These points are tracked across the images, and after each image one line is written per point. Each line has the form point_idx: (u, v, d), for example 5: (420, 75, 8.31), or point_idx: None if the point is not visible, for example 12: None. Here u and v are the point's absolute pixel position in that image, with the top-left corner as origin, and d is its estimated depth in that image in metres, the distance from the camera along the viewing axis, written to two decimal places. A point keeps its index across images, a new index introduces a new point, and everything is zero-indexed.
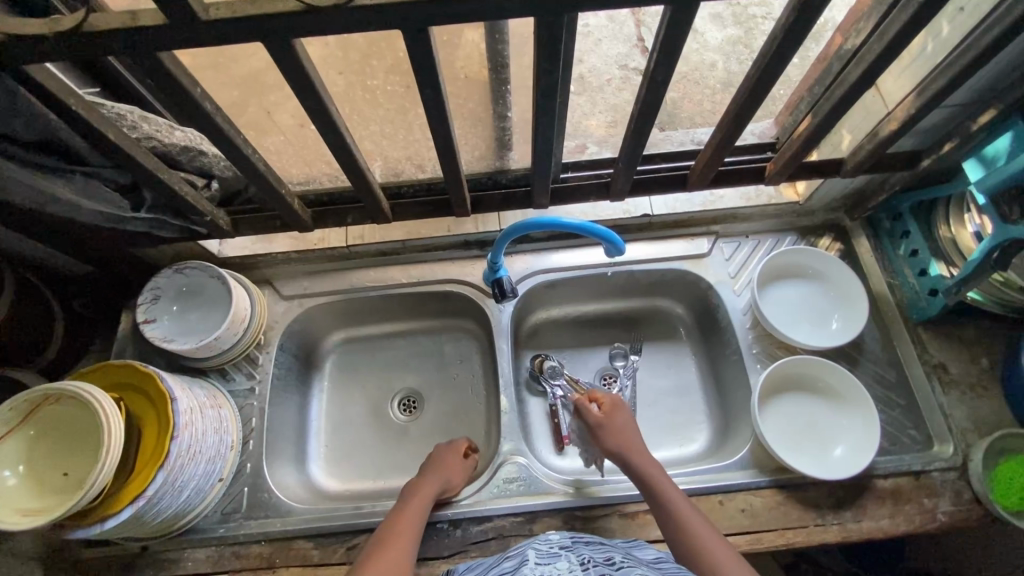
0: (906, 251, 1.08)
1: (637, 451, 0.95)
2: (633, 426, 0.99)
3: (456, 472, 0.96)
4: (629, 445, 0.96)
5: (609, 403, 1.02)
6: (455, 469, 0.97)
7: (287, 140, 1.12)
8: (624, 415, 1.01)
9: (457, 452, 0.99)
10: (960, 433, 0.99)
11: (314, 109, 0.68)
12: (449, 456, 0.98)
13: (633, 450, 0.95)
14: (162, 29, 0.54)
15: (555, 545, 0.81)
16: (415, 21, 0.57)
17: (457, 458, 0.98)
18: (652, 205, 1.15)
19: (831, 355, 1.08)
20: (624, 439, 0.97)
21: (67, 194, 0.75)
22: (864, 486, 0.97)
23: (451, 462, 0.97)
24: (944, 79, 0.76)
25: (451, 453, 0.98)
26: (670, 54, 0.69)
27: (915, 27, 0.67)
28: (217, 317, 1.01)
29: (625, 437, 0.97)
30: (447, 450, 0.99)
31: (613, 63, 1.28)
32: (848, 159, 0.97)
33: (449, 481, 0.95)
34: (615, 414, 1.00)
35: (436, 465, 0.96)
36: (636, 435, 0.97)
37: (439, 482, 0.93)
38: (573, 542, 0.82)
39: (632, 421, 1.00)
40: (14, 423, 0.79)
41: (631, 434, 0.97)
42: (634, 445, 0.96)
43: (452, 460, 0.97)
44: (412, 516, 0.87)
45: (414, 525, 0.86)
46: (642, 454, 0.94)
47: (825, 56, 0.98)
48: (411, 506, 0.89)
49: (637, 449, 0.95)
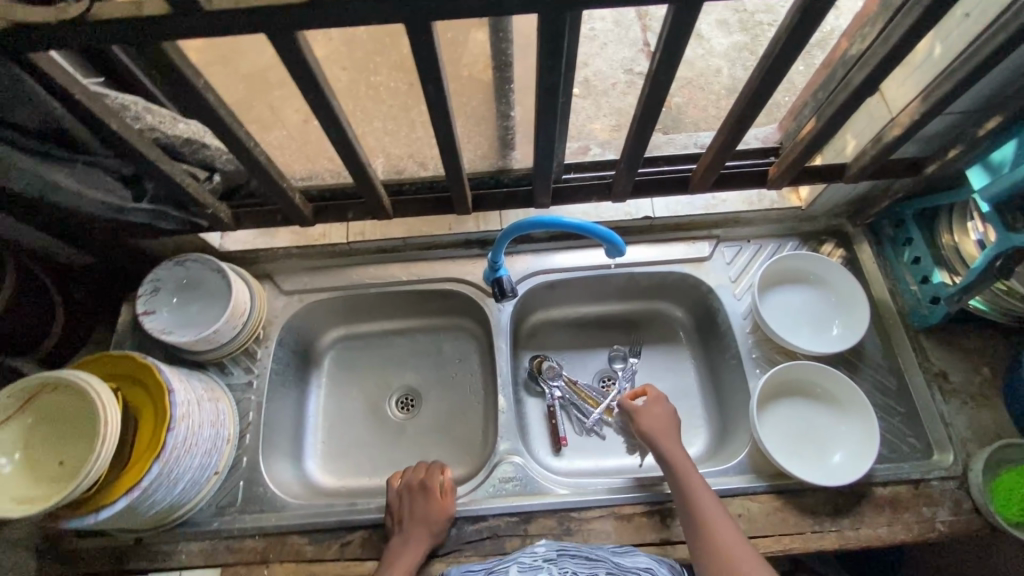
0: (908, 258, 1.07)
1: (671, 440, 0.94)
2: (673, 420, 0.98)
3: (436, 525, 0.92)
4: (666, 434, 0.95)
5: (654, 396, 1.00)
6: (432, 519, 0.92)
7: (290, 136, 1.12)
8: (667, 407, 0.99)
9: (437, 500, 0.94)
10: (961, 442, 0.99)
11: (317, 102, 0.68)
12: (428, 509, 0.92)
13: (666, 437, 0.94)
14: (166, 19, 0.55)
15: (539, 558, 0.89)
16: (419, 15, 0.57)
17: (436, 506, 0.93)
18: (654, 208, 1.15)
19: (831, 361, 1.07)
20: (659, 426, 0.96)
21: (70, 183, 0.75)
22: (863, 493, 0.96)
23: (432, 514, 0.92)
24: (949, 84, 0.76)
25: (430, 503, 0.93)
26: (674, 54, 0.68)
27: (920, 30, 0.67)
28: (216, 310, 1.01)
29: (660, 425, 0.96)
30: (425, 500, 0.93)
31: (618, 68, 1.28)
32: (851, 164, 0.97)
33: (430, 536, 0.91)
34: (658, 407, 0.99)
35: (415, 523, 0.90)
36: (672, 426, 0.97)
37: (421, 544, 0.90)
38: (559, 554, 0.90)
39: (672, 414, 0.99)
40: (13, 409, 0.80)
41: (668, 426, 0.97)
42: (668, 434, 0.95)
43: (431, 511, 0.92)
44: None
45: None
46: (674, 443, 0.94)
47: (831, 61, 0.97)
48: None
49: (671, 437, 0.95)
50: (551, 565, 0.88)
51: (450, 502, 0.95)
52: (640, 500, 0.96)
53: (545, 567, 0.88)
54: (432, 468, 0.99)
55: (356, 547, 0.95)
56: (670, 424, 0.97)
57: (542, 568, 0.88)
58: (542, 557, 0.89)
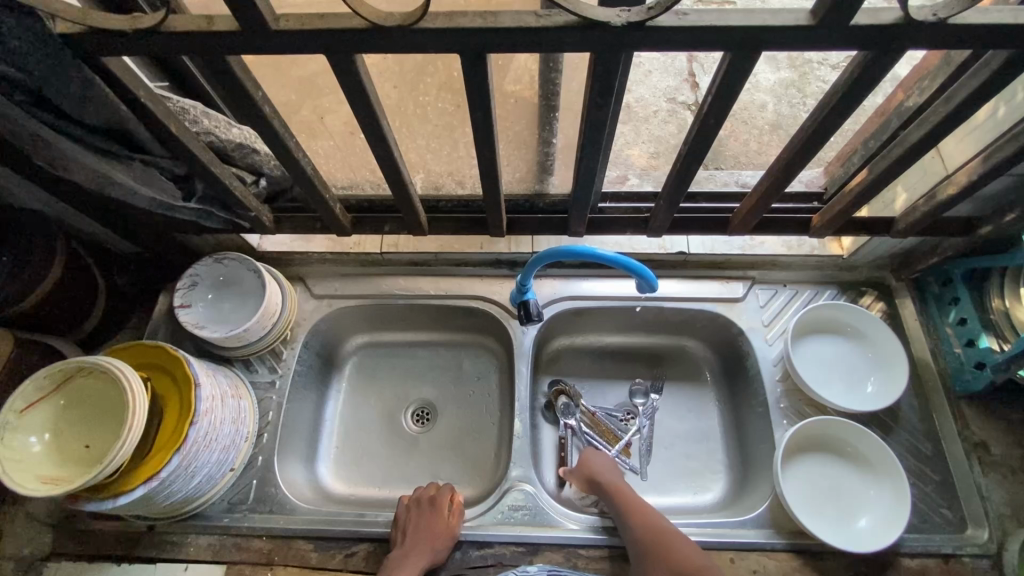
0: (954, 319, 1.03)
1: (600, 466, 0.98)
2: (610, 464, 0.99)
3: (440, 543, 0.91)
4: (593, 464, 0.99)
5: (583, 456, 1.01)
6: (440, 536, 0.91)
7: (335, 144, 1.15)
8: (602, 454, 1.02)
9: (445, 518, 0.93)
10: (997, 518, 0.93)
11: (366, 119, 0.70)
12: (437, 525, 0.92)
13: (594, 468, 0.98)
14: (234, 35, 0.57)
15: None
16: (476, 47, 0.58)
17: (443, 524, 0.92)
18: (689, 244, 1.12)
19: (863, 419, 1.03)
20: (586, 462, 1.00)
21: (126, 178, 0.78)
22: (888, 562, 0.91)
23: (441, 528, 0.92)
24: (1012, 147, 0.73)
25: (439, 519, 0.93)
26: (727, 98, 0.67)
27: (987, 92, 0.65)
28: (249, 309, 1.04)
29: (588, 457, 1.01)
30: (435, 515, 0.93)
31: (661, 95, 1.27)
32: (900, 218, 0.94)
33: (432, 553, 0.89)
34: (592, 458, 1.00)
35: (421, 537, 0.89)
36: (611, 462, 1.00)
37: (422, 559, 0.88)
38: None
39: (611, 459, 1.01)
40: (48, 389, 0.81)
41: (611, 470, 0.98)
42: (594, 463, 0.99)
43: (436, 525, 0.91)
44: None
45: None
46: (620, 483, 0.95)
47: (885, 111, 0.95)
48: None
49: (599, 466, 0.99)
50: None
51: (457, 522, 0.94)
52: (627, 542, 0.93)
53: None
54: (438, 486, 0.99)
55: (359, 559, 0.95)
56: (599, 455, 1.01)
57: None
58: None
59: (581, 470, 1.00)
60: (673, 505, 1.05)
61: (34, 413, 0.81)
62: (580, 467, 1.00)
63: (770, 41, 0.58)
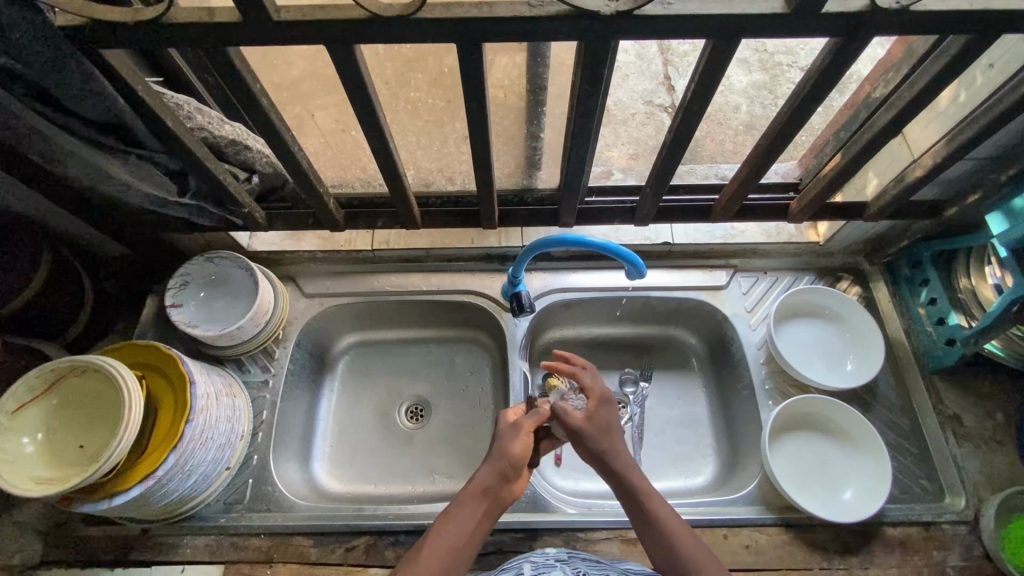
0: (924, 299, 1.08)
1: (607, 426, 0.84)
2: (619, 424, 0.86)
3: (514, 445, 0.80)
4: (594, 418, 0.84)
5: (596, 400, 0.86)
6: (518, 444, 0.81)
7: (325, 143, 1.16)
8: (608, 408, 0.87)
9: (514, 422, 0.84)
10: (973, 486, 0.98)
11: (363, 111, 0.72)
12: (507, 432, 0.83)
13: (601, 431, 0.83)
14: (238, 26, 0.58)
15: (551, 558, 0.87)
16: (472, 37, 0.61)
17: (513, 429, 0.82)
18: (673, 234, 1.16)
19: (842, 397, 1.07)
20: (591, 414, 0.84)
21: (120, 172, 0.78)
22: (872, 532, 0.95)
23: (518, 438, 0.81)
24: (971, 131, 0.78)
25: (508, 427, 0.84)
26: (708, 86, 0.71)
27: (948, 76, 0.70)
28: (242, 307, 1.04)
29: (595, 413, 0.84)
30: (503, 425, 0.84)
31: (639, 99, 1.32)
32: (872, 202, 0.99)
33: (506, 461, 0.79)
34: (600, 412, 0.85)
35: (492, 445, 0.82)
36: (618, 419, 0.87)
37: (492, 470, 0.79)
38: (570, 556, 0.87)
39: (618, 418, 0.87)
40: (40, 389, 0.81)
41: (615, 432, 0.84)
42: (602, 421, 0.84)
43: (506, 433, 0.82)
44: (448, 546, 0.74)
45: (456, 557, 0.74)
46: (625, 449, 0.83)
47: (853, 103, 1.00)
48: (439, 532, 0.76)
49: (602, 426, 0.83)
50: (564, 564, 0.85)
51: (533, 423, 0.82)
52: (626, 525, 0.96)
53: (557, 566, 0.85)
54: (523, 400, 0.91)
55: (360, 553, 0.95)
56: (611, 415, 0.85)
57: (555, 567, 0.85)
58: (553, 557, 0.87)
59: (583, 422, 0.83)
60: (665, 490, 1.07)
61: (26, 413, 0.80)
62: (585, 418, 0.83)
63: (748, 30, 0.62)
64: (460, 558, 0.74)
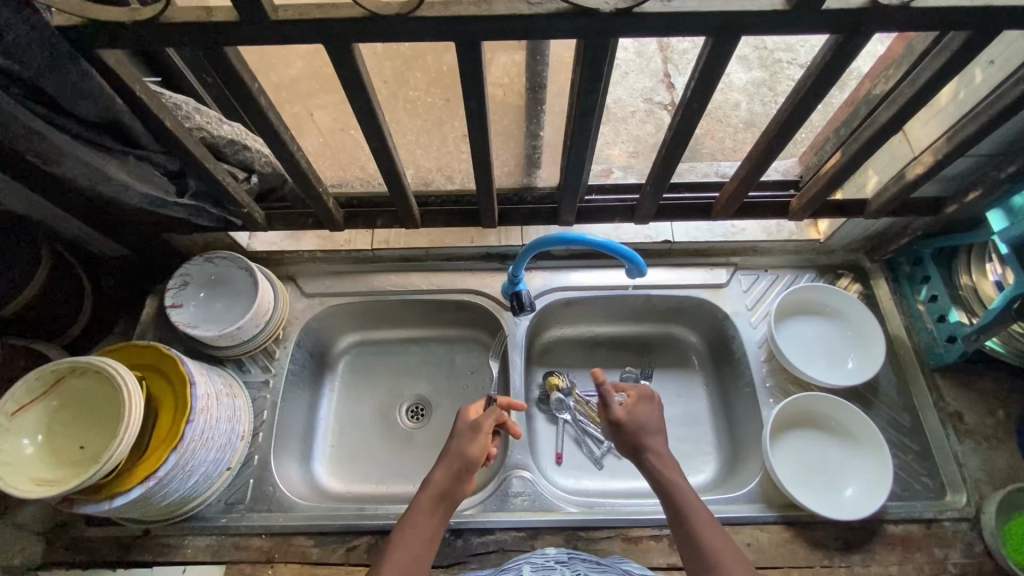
0: (925, 296, 1.08)
1: (648, 422, 0.88)
2: (658, 423, 0.89)
3: (469, 445, 0.84)
4: (637, 414, 0.88)
5: (637, 399, 0.91)
6: (470, 443, 0.85)
7: (324, 143, 1.16)
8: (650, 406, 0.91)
9: (471, 422, 0.88)
10: (974, 483, 0.98)
11: (361, 110, 0.72)
12: (465, 432, 0.87)
13: (643, 427, 0.87)
14: (236, 25, 0.58)
15: (551, 559, 0.87)
16: (470, 35, 0.60)
17: (468, 429, 0.87)
18: (673, 232, 1.16)
19: (843, 394, 1.07)
20: (632, 409, 0.89)
21: (119, 173, 0.78)
22: (874, 529, 0.95)
23: (472, 439, 0.85)
24: (973, 126, 0.78)
25: (466, 427, 0.88)
26: (708, 84, 0.71)
27: (948, 73, 0.69)
28: (242, 307, 1.04)
29: (636, 409, 0.89)
30: (462, 424, 0.88)
31: (638, 96, 1.32)
32: (873, 199, 0.99)
33: (460, 459, 0.83)
34: (641, 409, 0.89)
35: (445, 447, 0.86)
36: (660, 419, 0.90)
37: (447, 472, 0.82)
38: (570, 557, 0.87)
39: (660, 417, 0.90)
40: (40, 391, 0.81)
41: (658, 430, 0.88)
42: (643, 418, 0.88)
43: (461, 434, 0.87)
44: (416, 549, 0.76)
45: (420, 557, 0.76)
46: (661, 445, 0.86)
47: (853, 100, 1.00)
48: (407, 537, 0.77)
49: (645, 421, 0.88)
50: (564, 566, 0.85)
51: (491, 423, 0.87)
52: (628, 523, 0.96)
53: (557, 568, 0.85)
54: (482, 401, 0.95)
55: (362, 552, 0.95)
56: (653, 412, 0.89)
57: (555, 569, 0.85)
58: (554, 559, 0.87)
59: (626, 416, 0.88)
60: None
61: (26, 415, 0.80)
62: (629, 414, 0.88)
63: (747, 27, 0.62)
64: (426, 558, 0.76)
